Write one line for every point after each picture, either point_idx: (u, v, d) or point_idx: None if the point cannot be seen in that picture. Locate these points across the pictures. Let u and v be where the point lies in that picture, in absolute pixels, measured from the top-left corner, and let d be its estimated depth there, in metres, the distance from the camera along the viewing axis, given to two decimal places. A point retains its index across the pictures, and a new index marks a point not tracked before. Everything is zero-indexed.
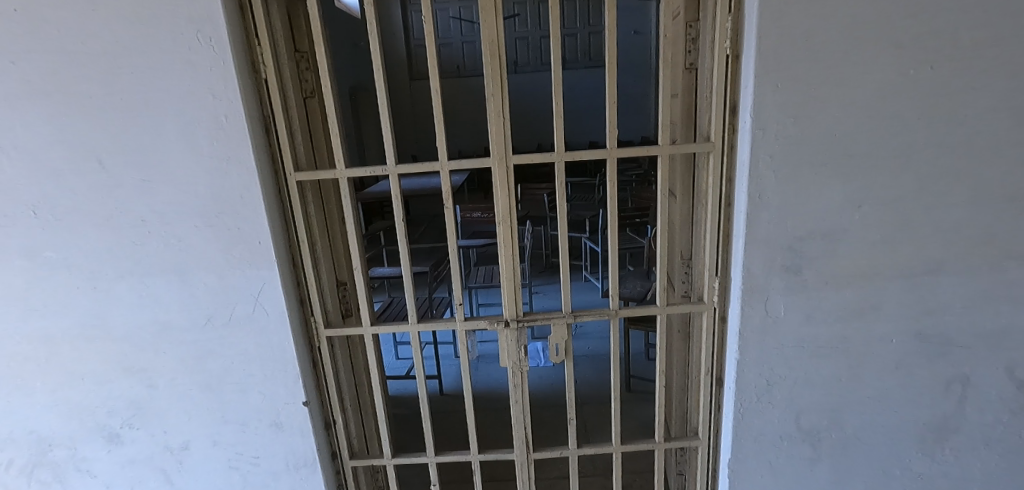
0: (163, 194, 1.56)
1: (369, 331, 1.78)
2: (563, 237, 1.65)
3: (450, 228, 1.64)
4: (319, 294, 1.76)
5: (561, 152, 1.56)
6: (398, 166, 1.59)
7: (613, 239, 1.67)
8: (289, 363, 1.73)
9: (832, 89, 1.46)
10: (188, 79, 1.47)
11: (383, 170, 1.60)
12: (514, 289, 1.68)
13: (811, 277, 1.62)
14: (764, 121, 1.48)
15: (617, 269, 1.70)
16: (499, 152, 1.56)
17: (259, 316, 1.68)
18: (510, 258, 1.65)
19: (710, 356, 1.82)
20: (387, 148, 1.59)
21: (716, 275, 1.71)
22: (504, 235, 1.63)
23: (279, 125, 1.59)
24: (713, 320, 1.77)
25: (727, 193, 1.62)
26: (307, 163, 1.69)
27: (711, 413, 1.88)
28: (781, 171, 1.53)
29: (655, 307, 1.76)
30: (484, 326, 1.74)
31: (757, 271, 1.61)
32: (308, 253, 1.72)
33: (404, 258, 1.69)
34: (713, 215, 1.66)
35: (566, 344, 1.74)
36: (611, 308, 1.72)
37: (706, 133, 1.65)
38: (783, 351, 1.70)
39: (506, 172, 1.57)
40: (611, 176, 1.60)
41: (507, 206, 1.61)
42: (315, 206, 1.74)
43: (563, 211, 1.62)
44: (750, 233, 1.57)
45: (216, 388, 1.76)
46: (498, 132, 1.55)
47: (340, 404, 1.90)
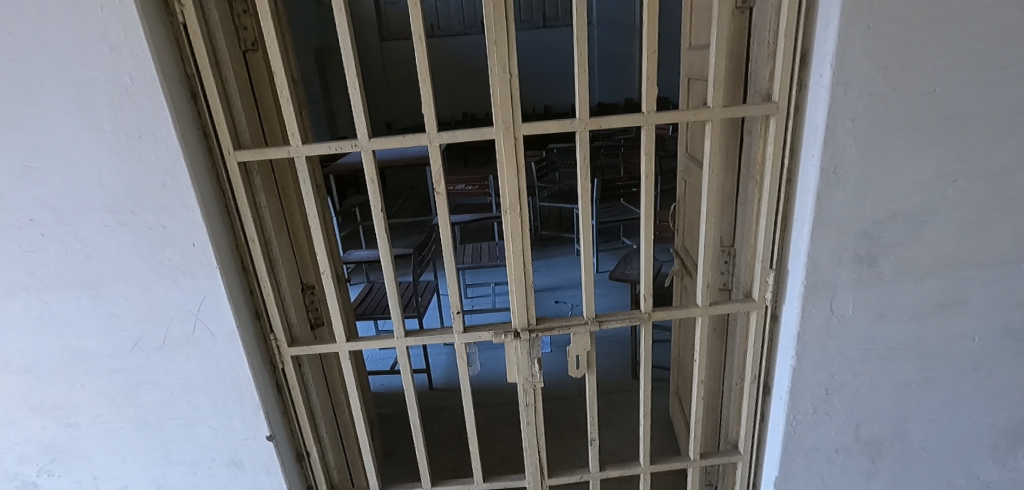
0: (53, 186, 1.17)
1: (345, 348, 1.43)
2: (586, 229, 1.32)
3: (443, 221, 1.29)
4: (278, 306, 1.39)
5: (586, 119, 1.21)
6: (375, 141, 1.22)
7: (646, 229, 1.35)
8: (244, 392, 1.39)
9: (935, 30, 1.12)
10: (72, 23, 1.06)
11: (354, 147, 1.22)
12: (526, 293, 1.35)
13: (886, 269, 1.32)
14: (849, 74, 1.14)
15: (651, 267, 1.38)
16: (505, 122, 1.21)
17: (202, 337, 1.32)
18: (520, 256, 1.31)
19: (757, 361, 1.52)
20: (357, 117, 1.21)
21: (771, 267, 1.40)
22: (512, 226, 1.28)
23: (208, 88, 1.19)
24: (763, 320, 1.47)
25: (790, 167, 1.30)
26: (253, 139, 1.30)
27: (755, 425, 1.60)
28: (865, 140, 1.19)
29: (695, 308, 1.45)
30: (488, 338, 1.41)
31: (823, 263, 1.30)
32: (263, 255, 1.34)
33: (386, 260, 1.33)
34: (771, 195, 1.34)
35: (588, 355, 1.43)
36: (643, 310, 1.41)
37: (763, 92, 1.31)
38: (846, 356, 1.42)
39: (514, 147, 1.22)
40: (648, 150, 1.26)
41: (517, 191, 1.26)
42: (268, 196, 1.35)
43: (587, 195, 1.28)
44: (820, 218, 1.26)
45: (154, 424, 1.42)
46: (504, 92, 1.18)
47: (315, 432, 1.57)
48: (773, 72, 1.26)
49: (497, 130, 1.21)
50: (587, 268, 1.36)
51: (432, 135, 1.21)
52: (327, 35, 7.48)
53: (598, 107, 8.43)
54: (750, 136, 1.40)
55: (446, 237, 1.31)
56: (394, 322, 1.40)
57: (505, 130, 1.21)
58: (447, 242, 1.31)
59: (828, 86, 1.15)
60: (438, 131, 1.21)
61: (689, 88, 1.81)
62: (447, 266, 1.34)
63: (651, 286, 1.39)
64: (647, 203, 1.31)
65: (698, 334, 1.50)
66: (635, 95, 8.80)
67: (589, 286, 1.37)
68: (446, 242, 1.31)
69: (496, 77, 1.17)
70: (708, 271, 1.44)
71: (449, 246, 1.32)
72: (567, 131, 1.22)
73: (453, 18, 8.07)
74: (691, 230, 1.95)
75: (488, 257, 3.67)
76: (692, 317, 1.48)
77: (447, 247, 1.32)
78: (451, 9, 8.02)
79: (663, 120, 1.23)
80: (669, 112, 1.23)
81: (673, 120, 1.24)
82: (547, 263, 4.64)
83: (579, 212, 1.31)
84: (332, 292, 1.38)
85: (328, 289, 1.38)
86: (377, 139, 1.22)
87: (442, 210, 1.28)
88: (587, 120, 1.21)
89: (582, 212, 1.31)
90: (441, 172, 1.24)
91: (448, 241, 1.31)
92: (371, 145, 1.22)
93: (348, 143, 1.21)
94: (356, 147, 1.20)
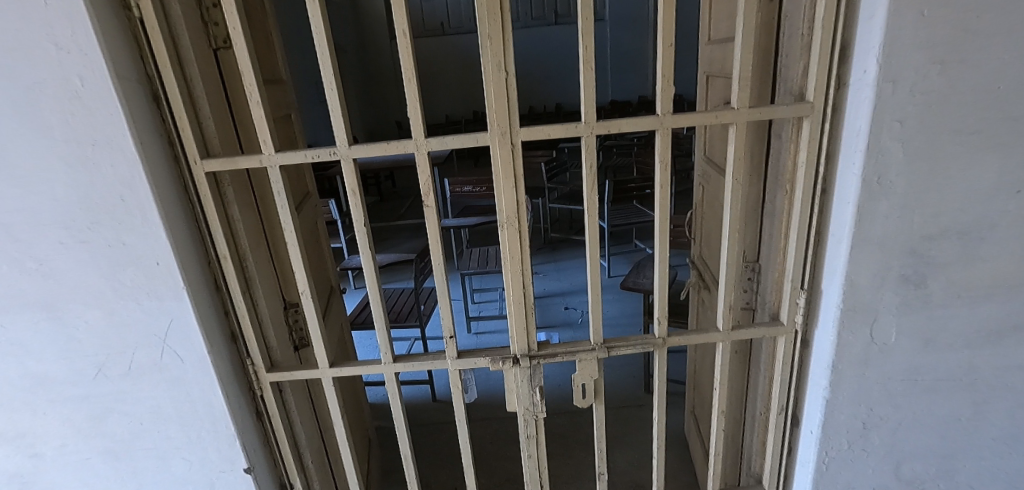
0: (2, 200, 1.05)
1: (328, 374, 1.31)
2: (592, 245, 1.18)
3: (433, 237, 1.17)
4: (255, 328, 1.27)
5: (592, 123, 1.07)
6: (355, 148, 1.08)
7: (660, 245, 1.20)
8: (220, 421, 1.27)
9: (1001, 18, 0.96)
10: (15, 19, 0.94)
11: (333, 155, 1.09)
12: (526, 316, 1.22)
13: (935, 291, 1.16)
14: (898, 69, 0.98)
15: (666, 286, 1.24)
16: (502, 127, 1.07)
17: (171, 363, 1.21)
18: (519, 275, 1.18)
19: (784, 390, 1.37)
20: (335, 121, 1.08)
21: (802, 287, 1.25)
22: (510, 242, 1.15)
23: (171, 90, 1.07)
24: (791, 345, 1.32)
25: (825, 176, 1.14)
26: (225, 146, 1.18)
27: (781, 458, 1.45)
28: (915, 146, 1.04)
29: (715, 332, 1.30)
30: (485, 364, 1.28)
31: (862, 283, 1.15)
32: (238, 273, 1.22)
33: (371, 278, 1.21)
34: (804, 208, 1.18)
35: (596, 384, 1.29)
36: (657, 335, 1.27)
37: (795, 90, 1.15)
38: (886, 386, 1.27)
39: (511, 155, 1.09)
40: (663, 157, 1.11)
41: (514, 203, 1.12)
42: (243, 208, 1.23)
43: (593, 208, 1.15)
44: (860, 234, 1.10)
45: (124, 455, 1.31)
46: (499, 93, 1.04)
47: (299, 461, 1.45)
48: (809, 67, 1.11)
49: (492, 136, 1.08)
50: (594, 288, 1.22)
51: (419, 141, 1.08)
52: (336, 34, 7.42)
53: (611, 105, 8.27)
54: (778, 140, 1.24)
55: (436, 253, 1.18)
56: (381, 346, 1.27)
57: (500, 135, 1.08)
58: (437, 260, 1.18)
59: (873, 84, 1.00)
60: (427, 137, 1.08)
61: (708, 85, 1.66)
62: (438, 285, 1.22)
63: (665, 307, 1.25)
64: (661, 216, 1.17)
65: (719, 361, 1.35)
66: (649, 92, 8.62)
67: (595, 308, 1.24)
68: (436, 259, 1.19)
69: (490, 76, 1.03)
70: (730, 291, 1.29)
71: (439, 263, 1.19)
72: (571, 135, 1.09)
73: (463, 16, 7.98)
74: (709, 240, 1.80)
75: (496, 262, 3.54)
76: (713, 342, 1.33)
77: (437, 264, 1.19)
78: (461, 6, 7.91)
79: (681, 123, 1.09)
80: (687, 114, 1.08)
81: (693, 123, 1.09)
82: (557, 266, 4.50)
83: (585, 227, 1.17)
84: (313, 314, 1.25)
85: (309, 310, 1.25)
86: (359, 146, 1.09)
87: (432, 224, 1.15)
88: (594, 123, 1.07)
89: (588, 227, 1.17)
90: (430, 182, 1.11)
91: (438, 259, 1.18)
92: (352, 153, 1.09)
93: (327, 151, 1.08)
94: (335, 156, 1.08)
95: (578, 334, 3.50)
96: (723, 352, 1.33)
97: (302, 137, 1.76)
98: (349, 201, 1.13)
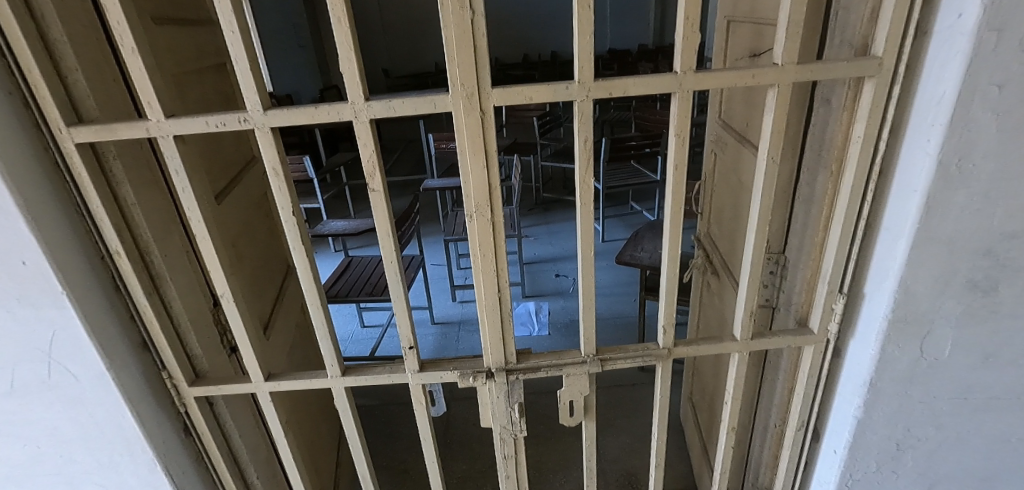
0: None
1: (265, 388, 1.08)
2: (586, 240, 0.94)
3: (383, 228, 0.92)
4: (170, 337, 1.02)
5: (588, 83, 0.80)
6: (271, 114, 0.81)
7: (669, 240, 0.95)
8: (134, 446, 1.04)
9: None
10: None
11: (243, 123, 0.82)
12: (502, 324, 0.99)
13: (1005, 300, 0.94)
14: (1008, 14, 0.71)
15: (675, 288, 1.00)
16: (468, 86, 0.80)
17: (64, 381, 0.97)
18: (492, 276, 0.94)
19: (806, 403, 1.17)
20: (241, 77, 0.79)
21: (842, 290, 1.01)
22: (481, 235, 0.91)
23: (15, 31, 0.78)
24: (821, 355, 1.10)
25: (885, 155, 0.89)
26: (107, 108, 0.90)
27: (796, 474, 1.27)
28: (1013, 119, 0.78)
29: (731, 342, 1.07)
30: (453, 379, 1.06)
31: (919, 291, 0.92)
32: (139, 272, 0.96)
33: (306, 278, 0.96)
34: (853, 195, 0.93)
35: (586, 400, 1.08)
36: (661, 345, 1.04)
37: (856, 43, 0.88)
38: (930, 405, 1.07)
39: (481, 126, 0.83)
40: (679, 129, 0.85)
41: (486, 188, 0.87)
42: (143, 187, 0.95)
43: (587, 194, 0.89)
44: (926, 232, 0.86)
45: (26, 479, 1.09)
46: (464, 41, 0.77)
47: (242, 478, 1.25)
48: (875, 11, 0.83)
49: (455, 98, 0.81)
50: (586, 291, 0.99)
51: (357, 104, 0.81)
52: None
53: (610, 54, 7.89)
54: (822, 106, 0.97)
55: (387, 250, 0.93)
56: (325, 357, 1.04)
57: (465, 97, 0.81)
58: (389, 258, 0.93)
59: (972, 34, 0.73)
60: (368, 99, 0.81)
61: (730, 33, 1.39)
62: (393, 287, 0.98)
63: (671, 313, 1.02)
64: (673, 204, 0.92)
65: (733, 372, 1.12)
66: (650, 40, 8.22)
67: (587, 314, 1.01)
68: (388, 256, 0.94)
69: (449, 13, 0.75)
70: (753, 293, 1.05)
71: (393, 261, 0.95)
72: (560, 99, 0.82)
73: None
74: (721, 218, 1.57)
75: None
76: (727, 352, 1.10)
77: (390, 262, 0.94)
78: None
79: (705, 84, 0.82)
80: (714, 72, 0.81)
81: (722, 85, 0.82)
82: (549, 228, 4.28)
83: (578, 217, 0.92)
84: (237, 320, 1.00)
85: (231, 315, 1.00)
86: (276, 110, 0.82)
87: (381, 214, 0.90)
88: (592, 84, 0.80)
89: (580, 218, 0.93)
90: (374, 160, 0.85)
91: (391, 256, 0.94)
92: (268, 121, 0.82)
93: (233, 118, 0.81)
94: (245, 125, 0.81)
95: (569, 303, 3.30)
96: (739, 364, 1.11)
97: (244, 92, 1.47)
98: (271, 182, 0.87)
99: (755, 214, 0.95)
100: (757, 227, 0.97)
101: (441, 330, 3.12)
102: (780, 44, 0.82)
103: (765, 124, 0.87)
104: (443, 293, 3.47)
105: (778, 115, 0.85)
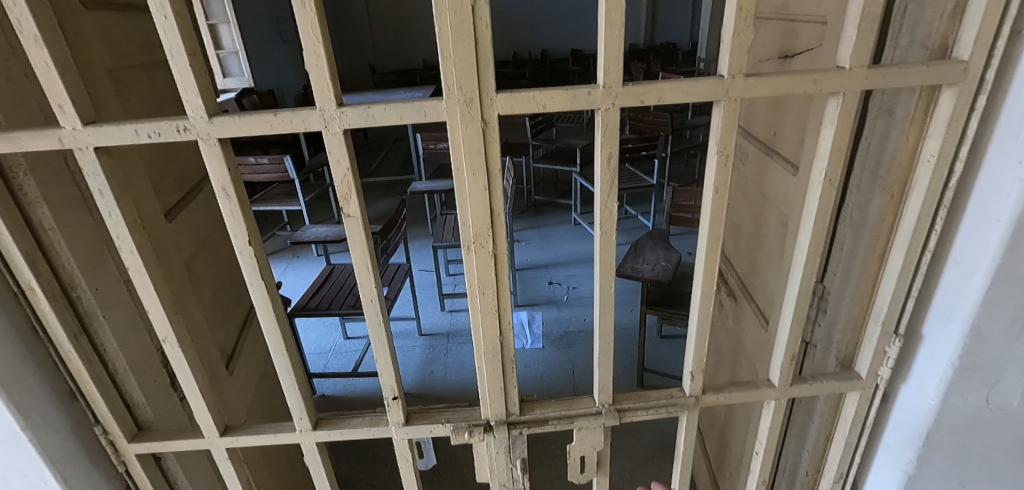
0: None
1: (220, 444, 0.91)
2: (605, 274, 0.78)
3: (360, 262, 0.75)
4: (104, 388, 0.85)
5: (614, 88, 0.65)
6: (219, 122, 0.64)
7: (703, 275, 0.80)
8: None
9: None
10: None
11: (184, 133, 0.65)
12: (502, 371, 0.83)
13: None
14: None
15: (707, 330, 0.86)
16: (466, 90, 0.65)
17: None
18: (493, 316, 0.79)
19: (847, 454, 1.02)
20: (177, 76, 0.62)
21: (897, 332, 0.88)
22: (481, 268, 0.75)
23: None
24: (867, 402, 0.96)
25: (957, 179, 0.75)
26: (17, 112, 0.72)
27: None
28: None
29: (769, 389, 0.93)
30: (444, 434, 0.90)
31: (993, 336, 0.78)
32: (64, 312, 0.79)
33: (269, 320, 0.79)
34: (918, 223, 0.79)
35: (599, 456, 0.93)
36: (688, 392, 0.90)
37: (931, 44, 0.73)
38: (990, 465, 0.91)
39: (481, 139, 0.67)
40: (722, 145, 0.70)
41: (487, 213, 0.71)
42: (66, 210, 0.78)
43: (609, 221, 0.74)
44: (1007, 267, 0.72)
45: None
46: (462, 35, 0.62)
47: None
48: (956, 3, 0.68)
49: (449, 105, 0.65)
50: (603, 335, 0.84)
51: (327, 111, 0.65)
52: None
53: (601, 53, 7.81)
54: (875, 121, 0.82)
55: (366, 287, 0.77)
56: (293, 409, 0.87)
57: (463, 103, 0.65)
58: (368, 298, 0.77)
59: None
60: (342, 104, 0.65)
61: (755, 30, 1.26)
62: (373, 331, 0.82)
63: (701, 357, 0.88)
64: (711, 234, 0.77)
65: (766, 421, 0.98)
66: (641, 40, 8.19)
67: (603, 359, 0.86)
68: (367, 294, 0.78)
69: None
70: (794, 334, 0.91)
71: (372, 300, 0.79)
72: (579, 107, 0.67)
73: None
74: (738, 235, 1.43)
75: None
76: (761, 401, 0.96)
77: (370, 302, 0.78)
78: None
79: (756, 92, 0.67)
80: (768, 76, 0.66)
81: (776, 94, 0.67)
82: (541, 232, 4.13)
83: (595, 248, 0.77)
84: (186, 367, 0.83)
85: (177, 362, 0.83)
86: (226, 117, 0.65)
87: (358, 245, 0.74)
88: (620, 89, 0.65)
89: (597, 249, 0.77)
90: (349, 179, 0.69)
91: (370, 293, 0.77)
92: (215, 131, 0.65)
93: (169, 126, 0.64)
94: (186, 136, 0.64)
95: (563, 313, 3.16)
96: (774, 412, 0.96)
97: None
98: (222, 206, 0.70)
99: (803, 245, 0.80)
100: (804, 261, 0.82)
101: (428, 343, 2.95)
102: (847, 46, 0.66)
103: (822, 140, 0.72)
104: (430, 301, 3.30)
105: (840, 131, 0.70)
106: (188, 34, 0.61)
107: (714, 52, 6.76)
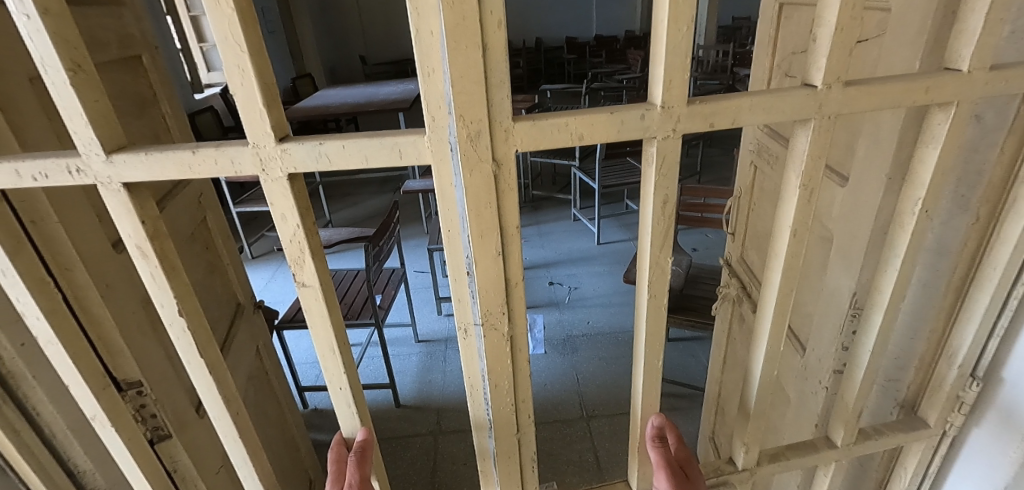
0: None
1: None
2: (652, 309, 0.76)
3: (314, 312, 0.72)
4: (32, 460, 0.75)
5: (671, 115, 0.61)
6: (119, 161, 0.59)
7: (771, 333, 0.79)
8: None
9: None
10: None
11: (77, 175, 0.60)
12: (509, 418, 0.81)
13: None
14: None
15: (765, 385, 0.85)
16: (469, 123, 0.58)
17: None
18: (507, 366, 0.76)
19: None
20: (63, 106, 0.56)
21: (975, 376, 0.77)
22: (495, 343, 0.73)
23: None
24: (931, 451, 0.86)
25: None
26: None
27: None
28: None
29: (833, 451, 0.88)
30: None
31: None
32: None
33: (202, 378, 0.75)
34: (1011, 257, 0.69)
35: None
36: (733, 465, 0.91)
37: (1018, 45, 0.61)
38: None
39: (492, 182, 0.62)
40: (807, 178, 0.67)
41: (499, 279, 0.69)
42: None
43: (661, 254, 0.71)
44: None
45: None
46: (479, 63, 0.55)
47: None
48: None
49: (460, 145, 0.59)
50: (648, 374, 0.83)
51: (263, 149, 0.60)
52: None
53: (598, 41, 7.69)
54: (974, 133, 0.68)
55: (321, 335, 0.74)
56: (241, 472, 0.85)
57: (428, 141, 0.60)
58: (326, 349, 0.75)
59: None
60: (282, 141, 0.60)
61: (784, 20, 1.15)
62: (334, 397, 0.81)
63: (757, 413, 0.87)
64: (784, 274, 0.74)
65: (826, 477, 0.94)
66: (638, 28, 8.12)
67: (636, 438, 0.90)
68: (323, 345, 0.75)
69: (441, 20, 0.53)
70: (859, 384, 0.83)
71: (333, 351, 0.76)
72: (629, 135, 0.63)
73: None
74: (762, 244, 1.32)
75: None
76: (818, 462, 0.89)
77: (328, 353, 0.76)
78: None
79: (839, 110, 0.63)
80: (866, 85, 0.62)
81: (873, 107, 0.63)
82: (539, 229, 3.99)
83: (639, 283, 0.76)
84: (116, 434, 0.77)
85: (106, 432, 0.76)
86: (128, 155, 0.60)
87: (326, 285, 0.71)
88: (664, 107, 0.61)
89: (643, 284, 0.75)
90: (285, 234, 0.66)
91: (326, 339, 0.75)
92: (116, 172, 0.60)
93: (60, 166, 0.60)
94: (79, 177, 0.59)
95: (566, 315, 3.03)
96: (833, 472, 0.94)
97: (167, 96, 1.16)
98: (138, 265, 0.66)
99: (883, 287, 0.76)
100: (884, 312, 0.78)
101: (425, 350, 2.82)
102: (968, 45, 0.61)
103: (920, 163, 0.68)
104: (427, 305, 3.17)
105: (942, 148, 0.66)
106: (71, 58, 0.55)
107: (712, 39, 6.62)
